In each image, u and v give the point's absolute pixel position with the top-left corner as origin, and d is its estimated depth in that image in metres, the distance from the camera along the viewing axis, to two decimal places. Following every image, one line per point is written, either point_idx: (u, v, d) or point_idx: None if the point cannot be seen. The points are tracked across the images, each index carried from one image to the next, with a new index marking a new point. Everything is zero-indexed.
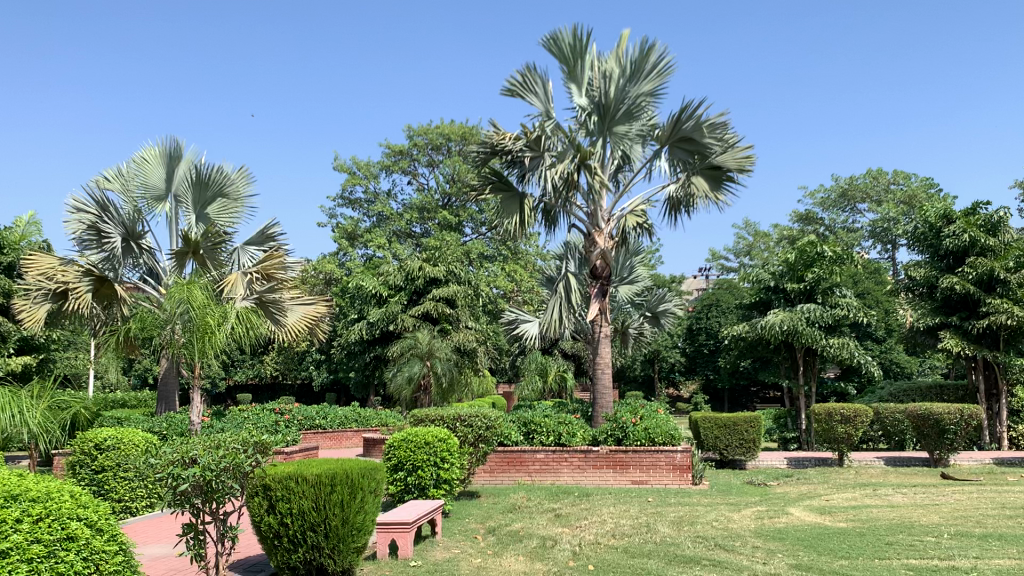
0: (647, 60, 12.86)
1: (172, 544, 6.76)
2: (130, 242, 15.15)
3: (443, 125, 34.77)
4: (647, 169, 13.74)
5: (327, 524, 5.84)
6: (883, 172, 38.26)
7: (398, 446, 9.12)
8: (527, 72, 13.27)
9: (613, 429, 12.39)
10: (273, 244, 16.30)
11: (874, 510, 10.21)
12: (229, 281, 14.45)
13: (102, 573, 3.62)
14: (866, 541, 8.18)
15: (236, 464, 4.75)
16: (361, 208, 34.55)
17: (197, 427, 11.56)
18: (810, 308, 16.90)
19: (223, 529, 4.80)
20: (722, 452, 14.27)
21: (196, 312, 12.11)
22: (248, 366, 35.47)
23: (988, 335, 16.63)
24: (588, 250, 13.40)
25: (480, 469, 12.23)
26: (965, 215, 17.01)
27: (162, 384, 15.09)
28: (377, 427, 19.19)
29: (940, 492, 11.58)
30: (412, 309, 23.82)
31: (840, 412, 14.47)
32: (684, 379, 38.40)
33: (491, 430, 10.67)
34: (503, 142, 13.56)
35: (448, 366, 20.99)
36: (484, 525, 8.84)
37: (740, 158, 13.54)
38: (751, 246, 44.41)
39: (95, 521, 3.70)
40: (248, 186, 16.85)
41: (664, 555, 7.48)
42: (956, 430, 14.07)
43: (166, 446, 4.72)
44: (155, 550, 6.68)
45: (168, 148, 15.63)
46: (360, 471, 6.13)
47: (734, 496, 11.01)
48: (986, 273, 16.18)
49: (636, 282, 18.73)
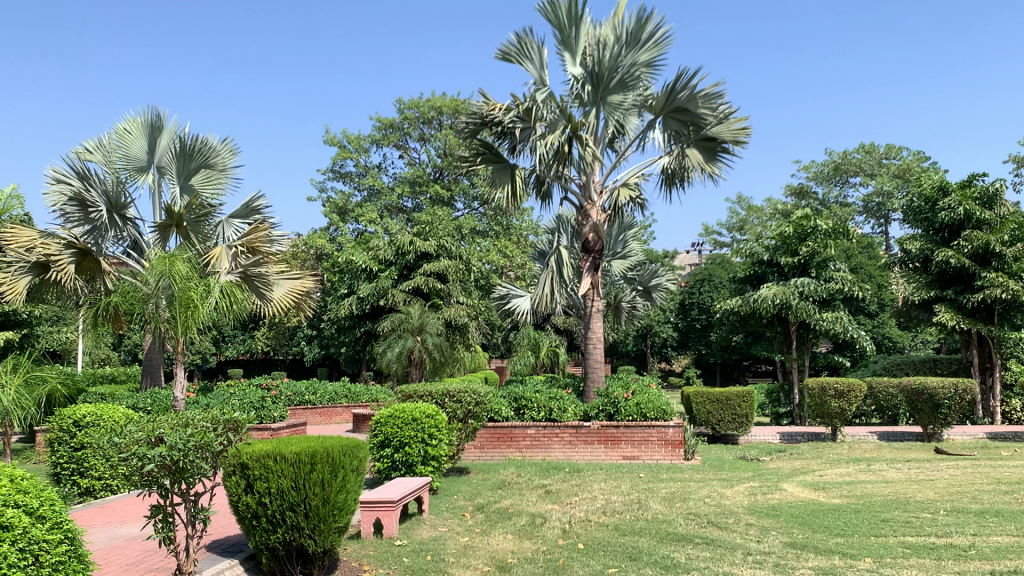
0: (644, 30, 12.56)
1: (144, 526, 6.57)
2: (113, 214, 14.79)
3: (434, 99, 34.33)
4: (641, 141, 13.45)
5: (307, 504, 5.64)
6: (876, 147, 37.97)
7: (385, 422, 8.93)
8: (523, 38, 12.96)
9: (604, 405, 12.23)
10: (259, 217, 16.00)
11: (868, 485, 10.07)
12: (214, 254, 14.14)
13: (42, 564, 3.44)
14: (860, 517, 8.02)
15: (206, 443, 4.51)
16: (352, 182, 34.17)
17: (182, 404, 11.31)
18: (804, 282, 16.67)
19: (194, 511, 4.55)
20: (714, 427, 14.12)
21: (177, 286, 11.86)
22: (238, 341, 35.29)
23: (982, 308, 16.50)
24: (581, 224, 13.16)
25: (470, 446, 12.06)
26: (961, 188, 16.81)
27: (147, 358, 14.85)
28: (367, 403, 19.05)
29: (934, 467, 11.46)
30: (403, 284, 23.56)
31: (834, 387, 14.29)
32: (677, 354, 38.38)
33: (481, 406, 10.49)
34: (493, 112, 13.22)
35: (440, 340, 20.84)
36: (473, 502, 8.66)
37: (735, 129, 13.25)
38: (744, 221, 44.24)
39: (35, 508, 3.49)
40: (234, 159, 16.43)
41: (656, 533, 7.30)
42: (950, 405, 13.92)
43: (131, 425, 4.46)
44: (128, 530, 6.49)
45: (150, 119, 15.25)
46: (342, 450, 5.94)
47: (727, 471, 10.88)
48: (981, 246, 15.99)
49: (629, 256, 18.39)
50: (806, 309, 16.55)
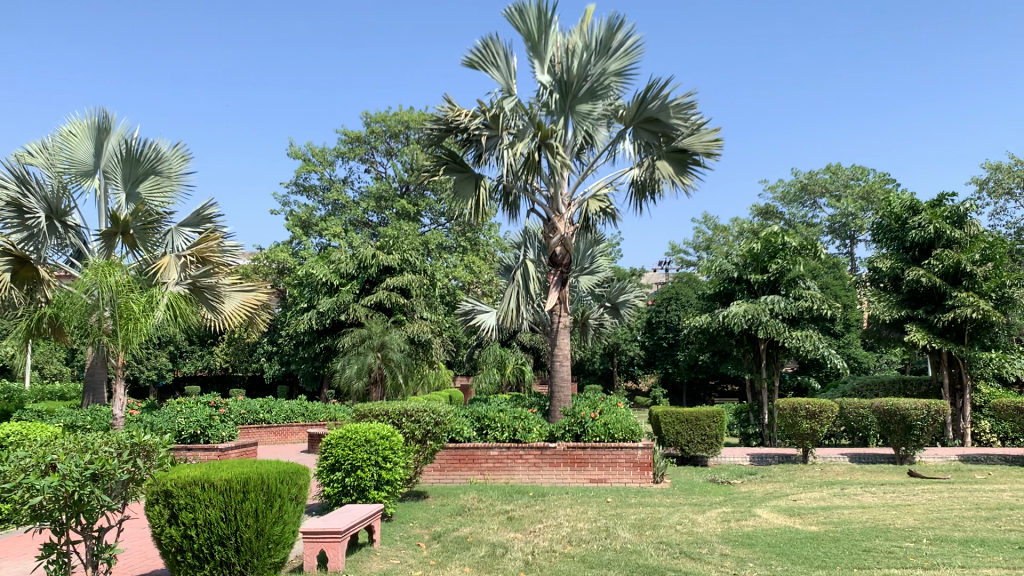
0: (614, 38, 12.15)
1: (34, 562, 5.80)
2: (54, 220, 14.00)
3: (401, 112, 33.81)
4: (610, 153, 13.01)
5: (239, 537, 5.04)
6: (842, 168, 38.05)
7: (336, 444, 8.32)
8: (489, 44, 12.48)
9: (571, 425, 11.66)
10: (210, 226, 15.30)
11: (845, 511, 9.62)
12: (162, 264, 13.27)
13: None
14: (840, 547, 7.55)
15: (107, 470, 3.92)
16: (316, 195, 33.39)
17: (120, 422, 10.56)
18: (774, 300, 16.39)
19: (96, 550, 3.96)
20: (683, 448, 13.64)
21: (118, 298, 11.14)
22: (197, 357, 34.62)
23: (952, 329, 16.22)
24: (549, 237, 12.64)
25: (429, 468, 11.42)
26: (931, 207, 16.58)
27: (89, 375, 14.09)
28: (325, 422, 18.33)
29: (910, 492, 11.05)
30: (365, 299, 22.90)
31: (805, 407, 13.87)
32: (643, 373, 38.08)
33: (440, 426, 9.91)
34: (458, 119, 12.66)
35: (402, 357, 20.30)
36: (429, 530, 8.07)
37: (708, 141, 12.96)
38: (711, 240, 44.20)
39: None
40: (184, 165, 15.83)
41: (625, 565, 6.76)
42: (922, 426, 13.58)
43: (20, 450, 3.83)
44: (17, 567, 5.72)
45: (97, 120, 14.49)
46: (280, 477, 5.33)
47: (698, 495, 10.39)
48: (952, 265, 15.80)
49: (597, 272, 17.97)
50: (776, 327, 16.18)
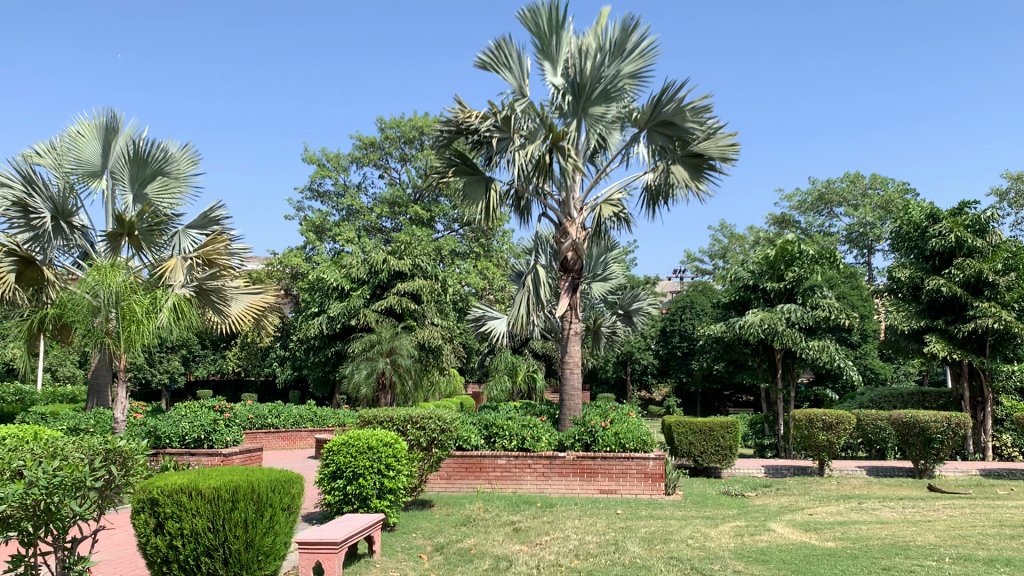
0: (628, 40, 11.90)
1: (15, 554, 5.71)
2: (60, 220, 13.90)
3: (414, 118, 33.70)
4: (624, 156, 12.77)
5: (227, 548, 4.81)
6: (861, 177, 37.61)
7: (337, 451, 8.08)
8: (502, 46, 12.29)
9: (580, 434, 11.37)
10: (217, 228, 15.16)
11: (863, 527, 9.29)
12: (168, 266, 13.08)
13: None
14: (859, 565, 7.23)
15: (77, 479, 3.72)
16: (330, 201, 33.29)
17: (122, 426, 10.37)
18: (791, 309, 16.06)
19: (68, 561, 3.82)
20: (696, 459, 13.32)
21: (121, 299, 10.96)
22: (209, 361, 34.67)
23: (974, 340, 15.84)
24: (560, 242, 12.38)
25: (435, 476, 11.21)
26: (952, 215, 16.20)
27: (94, 378, 13.93)
28: (332, 428, 18.13)
29: (931, 507, 10.70)
30: (375, 304, 22.70)
31: (822, 419, 13.54)
32: (657, 382, 37.73)
33: (446, 434, 9.64)
34: (469, 120, 12.42)
35: (411, 363, 20.09)
36: (432, 542, 7.82)
37: (723, 146, 12.72)
38: (726, 249, 43.83)
39: None
40: (193, 167, 15.74)
41: None
42: (943, 440, 13.18)
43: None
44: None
45: (105, 121, 14.49)
46: (271, 486, 5.09)
47: (710, 508, 10.08)
48: (974, 274, 15.38)
49: (611, 279, 17.75)
50: (792, 336, 15.86)
